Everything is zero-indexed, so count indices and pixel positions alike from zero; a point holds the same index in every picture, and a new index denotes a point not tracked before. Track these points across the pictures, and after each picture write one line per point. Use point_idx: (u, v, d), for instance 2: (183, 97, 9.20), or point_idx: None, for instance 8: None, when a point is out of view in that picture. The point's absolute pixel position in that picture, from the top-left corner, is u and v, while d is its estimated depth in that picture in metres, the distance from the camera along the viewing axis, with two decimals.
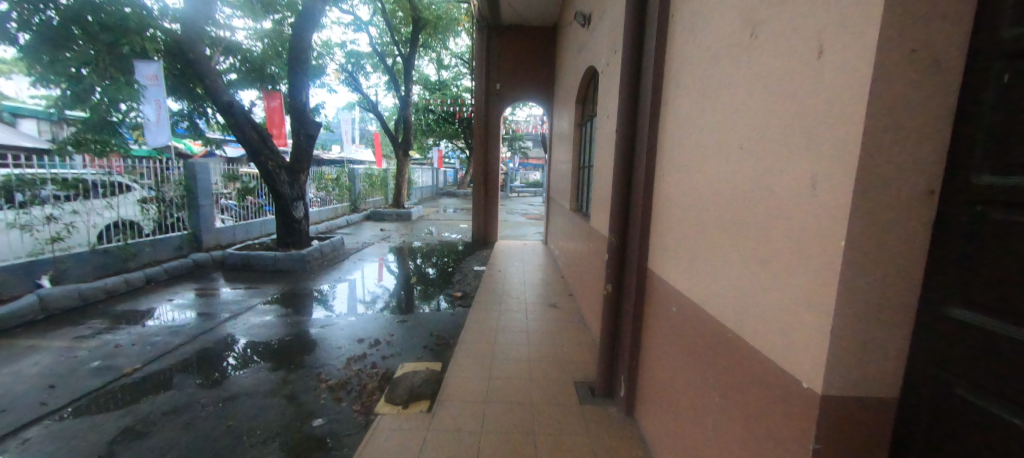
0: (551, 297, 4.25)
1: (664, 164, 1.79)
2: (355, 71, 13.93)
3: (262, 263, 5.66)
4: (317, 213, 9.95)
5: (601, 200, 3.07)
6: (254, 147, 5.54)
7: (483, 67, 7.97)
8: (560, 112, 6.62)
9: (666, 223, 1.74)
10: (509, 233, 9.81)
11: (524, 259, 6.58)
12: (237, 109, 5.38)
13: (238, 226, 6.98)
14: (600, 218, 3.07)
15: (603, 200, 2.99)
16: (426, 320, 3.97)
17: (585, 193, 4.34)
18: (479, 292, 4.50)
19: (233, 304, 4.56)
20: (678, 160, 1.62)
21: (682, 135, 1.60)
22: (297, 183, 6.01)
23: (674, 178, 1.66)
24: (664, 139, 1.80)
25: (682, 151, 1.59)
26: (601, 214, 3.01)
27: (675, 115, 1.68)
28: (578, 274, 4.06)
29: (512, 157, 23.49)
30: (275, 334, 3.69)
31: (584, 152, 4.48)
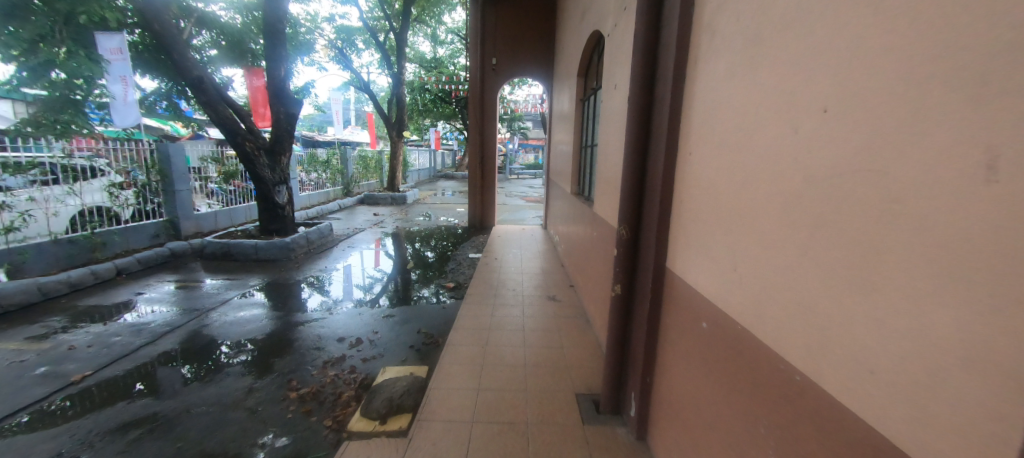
0: (548, 288, 3.94)
1: (692, 141, 1.42)
2: (346, 48, 13.29)
3: (242, 252, 5.32)
4: (308, 197, 9.59)
5: (606, 184, 2.71)
6: (230, 127, 5.06)
7: (478, 40, 7.43)
8: (561, 89, 6.15)
9: (693, 215, 1.39)
10: (508, 217, 9.44)
11: (523, 245, 6.26)
12: (208, 84, 4.92)
13: (222, 213, 6.62)
14: (605, 205, 2.72)
15: (609, 185, 2.64)
16: (415, 315, 3.66)
17: (588, 175, 3.96)
18: (473, 283, 4.18)
19: (211, 297, 4.26)
20: (714, 135, 1.26)
21: (718, 104, 1.23)
22: (279, 165, 5.59)
23: (706, 159, 1.30)
24: (692, 109, 1.42)
25: (719, 123, 1.23)
26: (607, 201, 2.65)
27: (710, 77, 1.30)
28: (581, 264, 3.73)
29: (513, 138, 22.90)
30: (249, 331, 3.38)
31: (587, 129, 4.07)
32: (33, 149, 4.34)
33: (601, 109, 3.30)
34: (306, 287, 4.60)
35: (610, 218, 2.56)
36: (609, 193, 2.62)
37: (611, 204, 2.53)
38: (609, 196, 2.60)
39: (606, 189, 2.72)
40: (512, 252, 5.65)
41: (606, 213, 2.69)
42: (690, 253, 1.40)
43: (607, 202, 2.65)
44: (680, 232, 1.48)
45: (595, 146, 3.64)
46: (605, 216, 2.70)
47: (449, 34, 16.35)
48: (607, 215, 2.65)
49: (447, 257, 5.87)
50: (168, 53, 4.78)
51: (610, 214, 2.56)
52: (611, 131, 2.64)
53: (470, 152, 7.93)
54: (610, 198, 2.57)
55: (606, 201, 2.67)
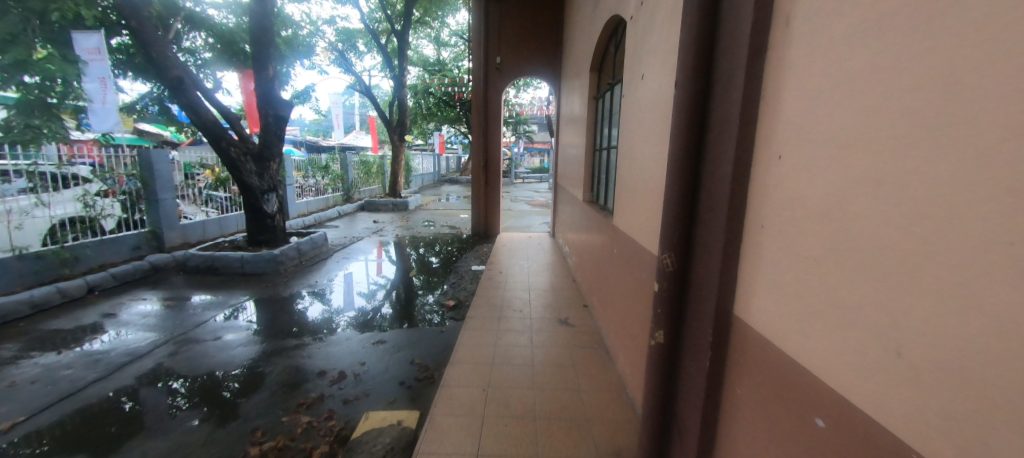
0: (559, 308, 3.51)
1: (776, 143, 1.00)
2: (347, 50, 12.99)
3: (227, 265, 4.94)
4: (306, 204, 9.24)
5: (632, 195, 2.28)
6: (213, 131, 4.71)
7: (481, 39, 7.06)
8: (570, 88, 5.73)
9: (784, 248, 0.96)
10: (513, 223, 9.01)
11: (529, 255, 5.83)
12: (187, 85, 4.57)
13: (211, 222, 6.27)
14: (630, 219, 2.29)
15: (635, 194, 2.21)
16: (408, 341, 3.24)
17: (604, 182, 3.53)
18: (475, 302, 3.76)
19: (188, 317, 3.87)
20: (825, 136, 0.84)
21: (835, 85, 0.82)
22: (268, 172, 5.21)
23: (811, 169, 0.88)
24: (774, 98, 1.01)
25: (837, 115, 0.81)
26: (633, 214, 2.22)
27: (809, 50, 0.89)
28: (596, 282, 3.30)
29: (518, 142, 22.52)
30: (219, 362, 2.97)
31: (602, 130, 3.66)
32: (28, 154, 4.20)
33: (621, 106, 2.89)
34: (309, 297, 4.43)
35: (637, 235, 2.13)
36: (636, 205, 2.19)
37: (639, 218, 2.09)
38: (637, 208, 2.16)
39: (631, 200, 2.30)
40: (518, 264, 5.23)
41: (631, 229, 2.25)
42: (784, 304, 0.96)
43: (634, 216, 2.21)
44: (763, 270, 1.03)
45: (613, 148, 3.21)
46: (631, 232, 2.27)
47: (453, 36, 16.02)
48: (633, 231, 2.21)
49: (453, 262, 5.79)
50: (145, 51, 4.43)
51: (637, 231, 2.12)
52: (639, 130, 2.21)
53: (474, 156, 7.52)
54: (638, 212, 2.13)
55: (632, 214, 2.24)
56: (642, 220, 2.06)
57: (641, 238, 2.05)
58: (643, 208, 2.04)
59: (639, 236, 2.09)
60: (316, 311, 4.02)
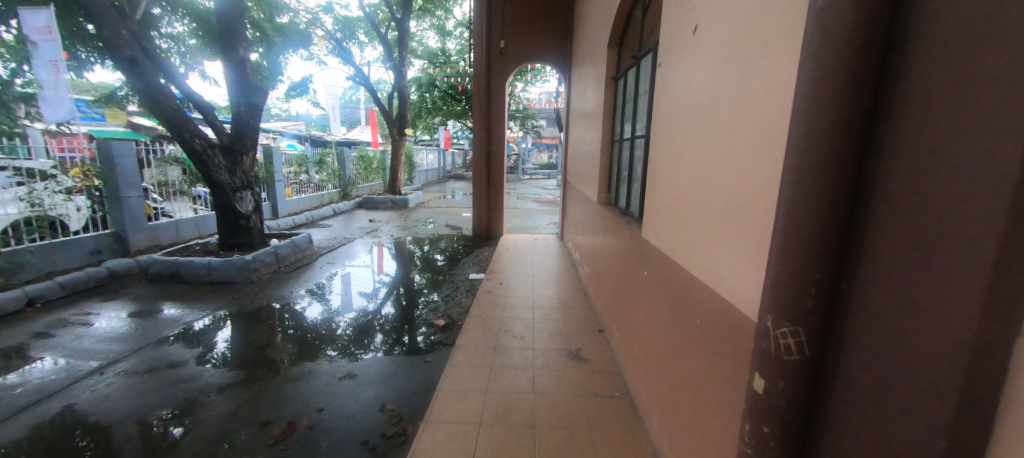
0: (569, 336, 2.88)
1: None
2: (346, 40, 12.37)
3: (194, 273, 4.38)
4: (298, 201, 8.68)
5: (675, 200, 1.62)
6: (175, 120, 4.14)
7: (483, 20, 6.37)
8: (583, 72, 5.04)
9: None
10: (519, 223, 8.37)
11: (535, 260, 5.21)
12: (143, 68, 3.99)
13: (184, 222, 5.71)
14: (672, 236, 1.64)
15: (680, 201, 1.55)
16: (383, 375, 2.63)
17: (626, 181, 2.85)
18: (468, 324, 3.15)
19: (137, 334, 3.33)
20: None
21: None
22: (240, 167, 4.64)
23: None
24: None
25: None
26: (677, 230, 1.57)
27: None
28: (616, 305, 2.67)
29: (525, 138, 21.74)
30: (144, 403, 2.38)
31: (622, 117, 2.99)
32: (14, 152, 4.08)
33: (654, 82, 2.20)
34: (308, 299, 4.20)
35: (683, 260, 1.48)
36: (681, 215, 1.53)
37: (688, 237, 1.44)
38: (684, 220, 1.50)
39: (672, 208, 1.64)
40: (522, 272, 4.60)
41: (674, 250, 1.60)
42: None
43: (677, 232, 1.56)
44: None
45: (638, 137, 2.55)
46: (673, 253, 1.62)
47: (457, 27, 15.38)
48: (676, 253, 1.56)
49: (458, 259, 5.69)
50: (97, 29, 3.85)
51: (684, 254, 1.47)
52: (685, 108, 1.55)
53: (475, 150, 6.88)
54: (685, 226, 1.48)
55: (676, 230, 1.59)
56: (691, 239, 1.40)
57: (690, 265, 1.40)
58: (694, 221, 1.38)
59: (686, 261, 1.44)
60: (283, 330, 3.42)
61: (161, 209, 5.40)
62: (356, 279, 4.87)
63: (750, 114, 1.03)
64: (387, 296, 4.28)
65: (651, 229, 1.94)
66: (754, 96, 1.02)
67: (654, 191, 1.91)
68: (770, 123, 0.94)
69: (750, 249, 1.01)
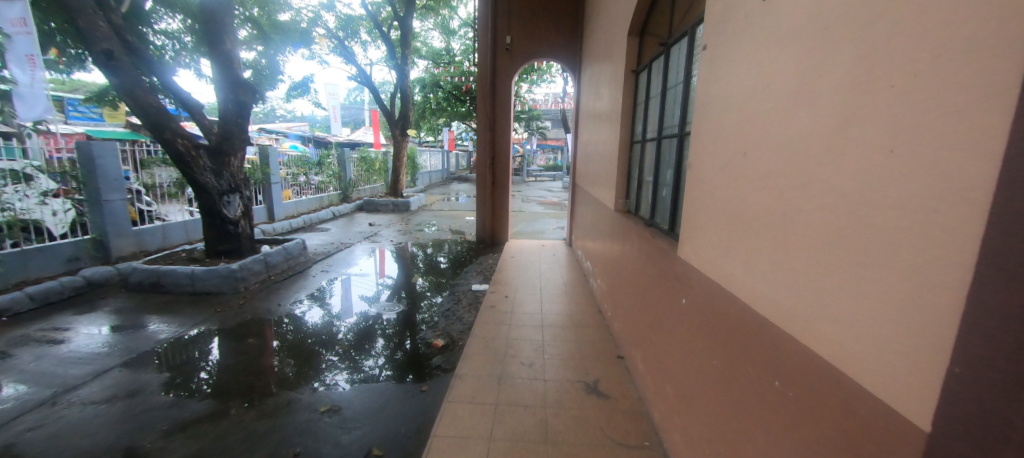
0: (584, 364, 2.52)
1: None
2: (348, 39, 12.09)
3: (175, 283, 4.08)
4: (296, 204, 8.39)
5: (736, 216, 1.25)
6: (155, 118, 3.84)
7: (488, 14, 6.05)
8: (595, 68, 4.69)
9: None
10: (525, 228, 8.02)
11: (542, 270, 4.86)
12: (121, 61, 3.69)
13: (171, 227, 5.42)
14: (732, 260, 1.27)
15: (747, 219, 1.18)
16: (371, 409, 2.29)
17: (650, 187, 2.48)
18: (469, 345, 2.82)
19: (105, 353, 3.01)
20: None
21: None
22: (227, 170, 4.33)
23: None
24: None
25: None
26: (742, 256, 1.21)
27: None
28: (639, 330, 2.31)
29: (530, 139, 21.36)
30: (94, 441, 2.07)
31: (645, 114, 2.62)
32: (8, 151, 3.96)
33: (694, 70, 1.83)
34: (308, 300, 4.15)
35: (755, 296, 1.11)
36: (748, 236, 1.17)
37: (765, 267, 1.07)
38: (754, 245, 1.14)
39: (733, 226, 1.28)
40: (528, 283, 4.25)
41: (737, 280, 1.23)
42: None
43: (744, 257, 1.19)
44: None
45: (667, 137, 2.19)
46: (735, 284, 1.24)
47: (462, 26, 15.12)
48: (743, 286, 1.19)
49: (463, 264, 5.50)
50: (70, 19, 3.56)
51: (758, 288, 1.10)
52: (750, 99, 1.19)
53: (479, 152, 6.54)
54: (757, 253, 1.11)
55: (739, 255, 1.22)
56: (771, 270, 1.04)
57: (768, 306, 1.04)
58: (776, 247, 1.02)
59: (761, 300, 1.08)
60: (268, 348, 3.12)
61: (153, 212, 5.23)
62: (358, 283, 4.78)
63: (893, 97, 0.67)
64: (389, 300, 4.21)
65: (695, 249, 1.58)
66: (899, 68, 0.67)
67: (699, 203, 1.55)
68: (944, 107, 0.59)
69: (896, 306, 0.65)
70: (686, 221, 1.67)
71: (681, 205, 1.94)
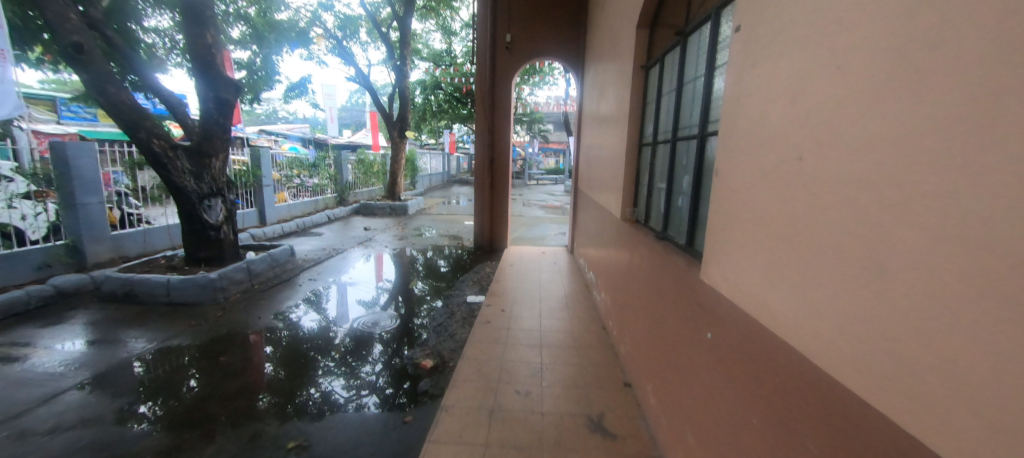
0: (587, 393, 2.25)
1: None
2: (347, 39, 11.88)
3: (150, 292, 3.82)
4: (290, 207, 8.15)
5: (790, 239, 0.97)
6: (129, 116, 3.60)
7: (488, 11, 5.81)
8: (600, 66, 4.43)
9: None
10: (525, 233, 7.76)
11: (542, 279, 4.60)
12: (91, 56, 3.44)
13: (153, 231, 5.18)
14: (784, 294, 0.99)
15: (807, 244, 0.90)
16: (346, 445, 2.03)
17: (663, 196, 2.19)
18: (460, 368, 2.55)
19: (62, 372, 2.75)
20: None
21: None
22: (208, 172, 4.08)
23: None
24: None
25: None
26: (801, 291, 0.92)
27: None
28: (651, 360, 2.02)
29: (532, 142, 21.12)
30: None
31: (657, 113, 2.34)
32: None
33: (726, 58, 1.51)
34: (304, 305, 4.06)
35: (824, 348, 0.83)
36: (810, 265, 0.88)
37: (840, 310, 0.79)
38: (820, 278, 0.86)
39: (784, 251, 0.99)
40: (527, 295, 3.98)
41: (793, 322, 0.95)
42: None
43: (804, 292, 0.91)
44: None
45: (684, 139, 1.91)
46: (791, 326, 0.96)
47: (463, 27, 14.95)
48: (804, 330, 0.90)
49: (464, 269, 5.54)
50: (39, 10, 3.32)
51: (830, 337, 0.82)
52: (807, 88, 0.91)
53: (478, 154, 6.28)
54: (827, 291, 0.83)
55: (797, 289, 0.94)
56: (853, 317, 0.75)
57: (850, 365, 0.76)
58: (859, 284, 0.74)
59: (837, 356, 0.79)
60: (253, 360, 2.95)
61: (138, 215, 5.02)
62: (353, 289, 4.64)
63: None
64: (387, 303, 4.17)
65: (727, 274, 1.29)
66: None
67: (733, 218, 1.27)
68: None
69: None
70: (715, 238, 1.39)
71: (704, 219, 1.63)
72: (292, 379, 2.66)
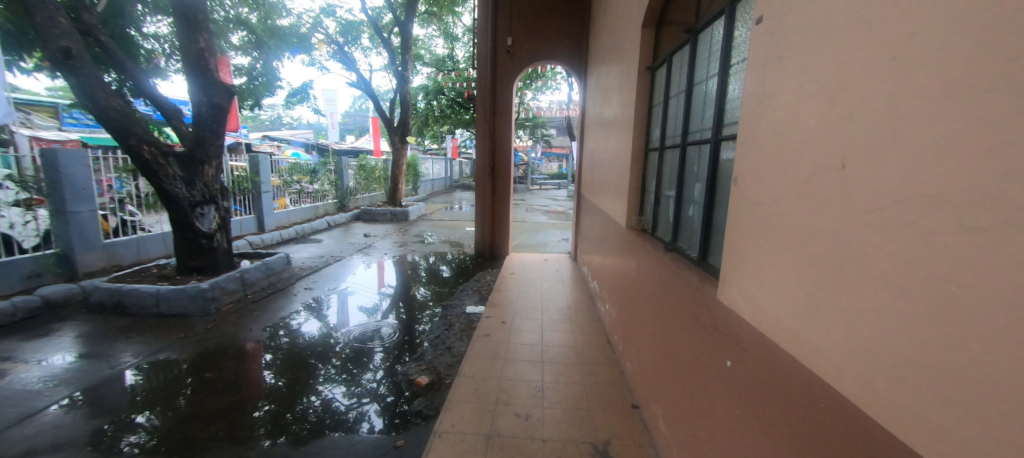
0: (591, 416, 2.10)
1: None
2: (348, 45, 11.85)
3: (139, 303, 3.70)
4: (289, 214, 8.06)
5: (825, 260, 0.82)
6: (119, 122, 3.51)
7: (488, 15, 5.71)
8: (603, 69, 4.31)
9: None
10: (528, 240, 7.63)
11: (545, 288, 4.46)
12: (80, 60, 3.36)
13: (147, 239, 5.08)
14: (818, 326, 0.83)
15: (848, 269, 0.75)
16: None
17: (672, 204, 2.03)
18: (456, 386, 2.40)
19: (41, 389, 2.63)
20: None
21: None
22: (200, 179, 3.98)
23: None
24: None
25: None
26: (842, 325, 0.77)
27: None
28: (661, 382, 1.87)
29: (535, 147, 21.02)
30: None
31: (665, 115, 2.19)
32: None
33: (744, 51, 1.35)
34: (305, 312, 4.03)
35: (874, 398, 0.68)
36: (854, 294, 0.73)
37: (896, 354, 0.64)
38: (867, 311, 0.71)
39: (817, 275, 0.84)
40: (528, 306, 3.84)
41: (831, 361, 0.79)
42: None
43: (846, 326, 0.75)
44: None
45: (695, 143, 1.76)
46: (829, 366, 0.80)
47: (465, 33, 14.93)
48: (846, 372, 0.75)
49: (465, 274, 5.55)
50: (27, 15, 3.24)
51: (883, 385, 0.66)
52: (848, 83, 0.77)
53: (479, 160, 6.16)
54: (879, 327, 0.68)
55: (836, 322, 0.78)
56: (914, 364, 0.61)
57: (912, 425, 0.61)
58: (923, 324, 0.59)
59: (892, 411, 0.64)
60: (249, 371, 2.90)
61: (136, 222, 5.00)
62: (354, 296, 4.60)
63: None
64: (389, 310, 4.17)
65: (747, 297, 1.14)
66: None
67: (753, 233, 1.12)
68: None
69: None
70: (732, 254, 1.24)
71: (720, 231, 1.47)
72: (293, 383, 2.70)
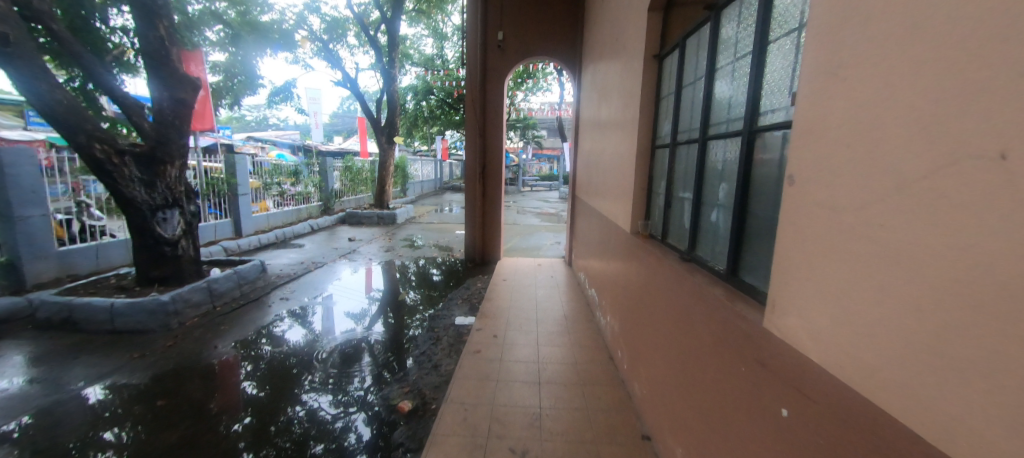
0: (595, 452, 1.83)
1: None
2: (333, 42, 11.45)
3: (91, 319, 3.33)
4: (270, 217, 7.68)
5: (953, 292, 0.56)
6: (66, 118, 3.15)
7: (478, 7, 5.44)
8: (599, 64, 4.07)
9: None
10: (520, 243, 7.38)
11: (539, 295, 4.20)
12: (20, 47, 2.98)
13: (108, 246, 4.66)
14: (940, 386, 0.58)
15: (1006, 307, 0.49)
16: None
17: (688, 209, 1.79)
18: (443, 415, 2.11)
19: None
20: None
21: None
22: (162, 181, 3.64)
23: None
24: None
25: None
26: (990, 391, 0.51)
27: None
28: (678, 417, 1.60)
29: (525, 148, 20.81)
30: None
31: (679, 108, 1.94)
32: None
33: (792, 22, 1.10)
34: (289, 319, 3.82)
35: None
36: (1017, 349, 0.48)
37: None
38: None
39: (936, 312, 0.59)
40: (522, 316, 3.57)
41: (969, 442, 0.54)
42: None
43: (1004, 396, 0.50)
44: None
45: (717, 138, 1.52)
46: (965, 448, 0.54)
47: (454, 32, 14.63)
48: None
49: (456, 277, 5.33)
50: None
51: None
52: (995, 32, 0.52)
53: (468, 160, 5.88)
54: None
55: (978, 386, 0.53)
56: None
57: None
58: None
59: None
60: (213, 394, 2.60)
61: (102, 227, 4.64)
62: (342, 300, 4.38)
63: None
64: (377, 315, 3.95)
65: (813, 329, 0.86)
66: None
67: (822, 247, 0.85)
68: None
69: None
70: (788, 272, 0.96)
71: (758, 241, 1.23)
72: (273, 393, 2.58)
